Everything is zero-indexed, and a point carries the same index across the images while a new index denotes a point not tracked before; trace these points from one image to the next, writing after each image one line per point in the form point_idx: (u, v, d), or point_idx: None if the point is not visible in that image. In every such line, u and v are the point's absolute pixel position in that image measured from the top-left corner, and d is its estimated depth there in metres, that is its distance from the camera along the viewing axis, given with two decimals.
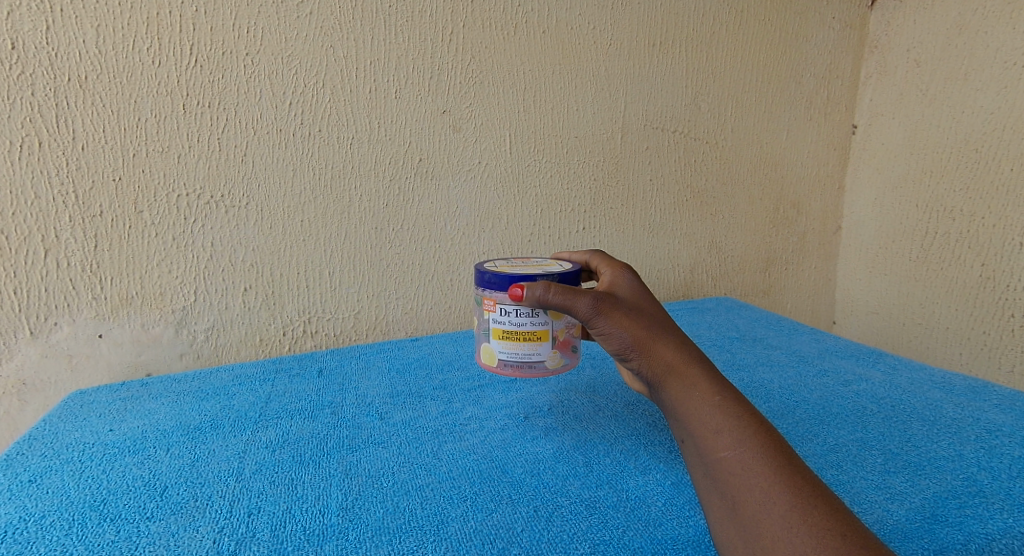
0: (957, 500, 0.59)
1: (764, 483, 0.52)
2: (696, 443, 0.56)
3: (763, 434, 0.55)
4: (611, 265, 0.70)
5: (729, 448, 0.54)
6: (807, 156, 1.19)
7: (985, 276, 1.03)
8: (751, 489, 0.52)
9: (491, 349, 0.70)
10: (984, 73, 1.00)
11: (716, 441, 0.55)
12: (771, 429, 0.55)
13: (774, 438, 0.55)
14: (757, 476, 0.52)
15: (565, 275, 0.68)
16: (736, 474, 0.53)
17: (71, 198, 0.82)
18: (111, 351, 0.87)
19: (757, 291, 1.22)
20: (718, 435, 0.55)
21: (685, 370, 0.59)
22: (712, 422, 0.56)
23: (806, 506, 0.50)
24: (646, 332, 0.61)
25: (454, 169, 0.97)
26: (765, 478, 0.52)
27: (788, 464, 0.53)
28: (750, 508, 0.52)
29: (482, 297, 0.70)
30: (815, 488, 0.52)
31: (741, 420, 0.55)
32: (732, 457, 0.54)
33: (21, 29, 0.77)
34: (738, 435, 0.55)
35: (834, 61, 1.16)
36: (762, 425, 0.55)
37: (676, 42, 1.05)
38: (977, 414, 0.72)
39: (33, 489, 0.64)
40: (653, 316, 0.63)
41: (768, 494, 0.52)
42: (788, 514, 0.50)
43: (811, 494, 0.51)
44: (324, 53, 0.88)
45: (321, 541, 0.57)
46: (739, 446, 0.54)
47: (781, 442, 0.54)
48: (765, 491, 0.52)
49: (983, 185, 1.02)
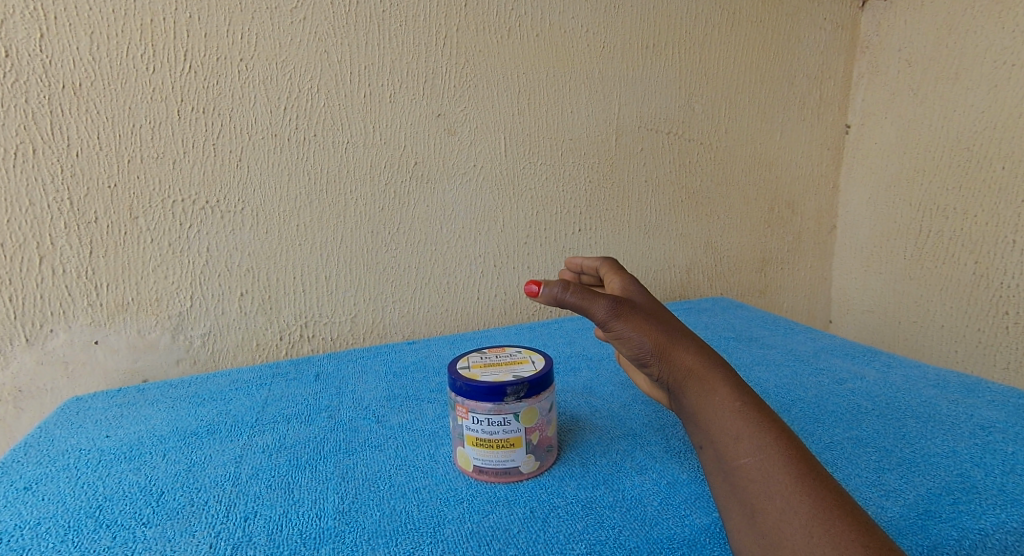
0: (951, 496, 0.59)
1: (784, 492, 0.52)
2: (716, 450, 0.56)
3: (783, 441, 0.55)
4: (620, 275, 0.70)
5: (750, 456, 0.54)
6: (801, 156, 1.19)
7: (979, 274, 1.04)
8: (772, 498, 0.52)
9: (464, 455, 0.64)
10: (975, 72, 1.00)
11: (737, 447, 0.55)
12: (792, 436, 0.55)
13: (796, 445, 0.55)
14: (778, 484, 0.52)
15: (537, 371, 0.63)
16: (757, 482, 0.53)
17: (66, 205, 0.82)
18: (107, 358, 0.87)
19: (754, 291, 1.22)
20: (739, 441, 0.55)
21: (705, 374, 0.59)
22: (732, 427, 0.56)
23: (828, 517, 0.50)
24: (665, 336, 0.61)
25: (450, 172, 0.97)
26: (786, 487, 0.52)
27: (810, 473, 0.53)
28: (770, 516, 0.52)
29: (453, 402, 0.64)
30: (835, 496, 0.51)
31: (762, 426, 0.55)
32: (752, 464, 0.54)
33: (15, 37, 0.77)
34: (760, 443, 0.54)
35: (826, 61, 1.17)
36: (783, 432, 0.55)
37: (670, 44, 1.06)
38: (971, 410, 0.72)
39: (29, 496, 0.64)
40: (666, 319, 0.63)
41: (788, 503, 0.51)
42: (808, 523, 0.50)
43: (831, 502, 0.51)
44: (318, 57, 0.88)
45: (317, 544, 0.57)
46: (759, 453, 0.54)
47: (802, 450, 0.54)
48: (785, 500, 0.52)
49: (975, 183, 1.02)
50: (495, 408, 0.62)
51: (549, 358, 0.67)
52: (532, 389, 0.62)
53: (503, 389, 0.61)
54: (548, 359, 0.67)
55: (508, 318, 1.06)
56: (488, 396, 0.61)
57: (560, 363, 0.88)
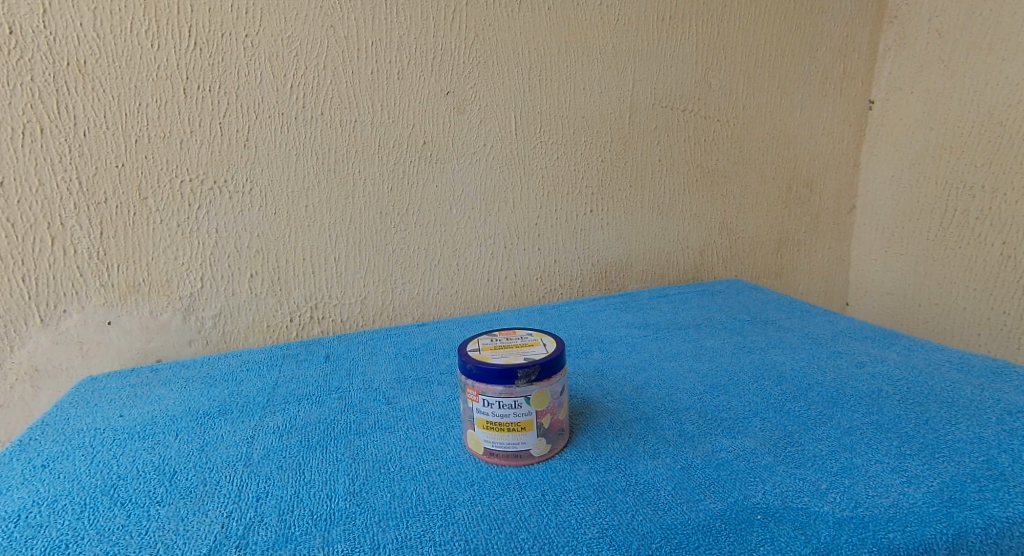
0: (977, 483, 0.57)
1: None
2: None
3: None
4: None
5: None
6: (822, 133, 1.16)
7: (1007, 255, 1.01)
8: None
9: (475, 438, 0.64)
10: (1010, 43, 0.97)
11: None
12: None
13: None
14: None
15: (549, 356, 0.62)
16: None
17: (75, 185, 0.81)
18: (120, 338, 0.88)
19: (771, 273, 1.19)
20: None
21: None
22: None
23: None
24: None
25: (460, 151, 0.96)
26: None
27: None
28: None
29: (464, 385, 0.63)
30: None
31: None
32: None
33: (18, 13, 0.76)
34: None
35: (850, 34, 1.13)
36: None
37: (687, 17, 1.02)
38: (997, 395, 0.70)
39: (45, 474, 0.64)
40: None
41: None
42: None
43: None
44: (324, 33, 0.87)
45: (329, 526, 0.56)
46: None
47: None
48: None
49: (1006, 160, 0.99)
50: (506, 391, 0.61)
51: (561, 340, 0.66)
52: (543, 372, 0.61)
53: (514, 372, 0.60)
54: (560, 340, 0.66)
55: (519, 300, 1.05)
56: (498, 379, 0.60)
57: (572, 346, 0.87)
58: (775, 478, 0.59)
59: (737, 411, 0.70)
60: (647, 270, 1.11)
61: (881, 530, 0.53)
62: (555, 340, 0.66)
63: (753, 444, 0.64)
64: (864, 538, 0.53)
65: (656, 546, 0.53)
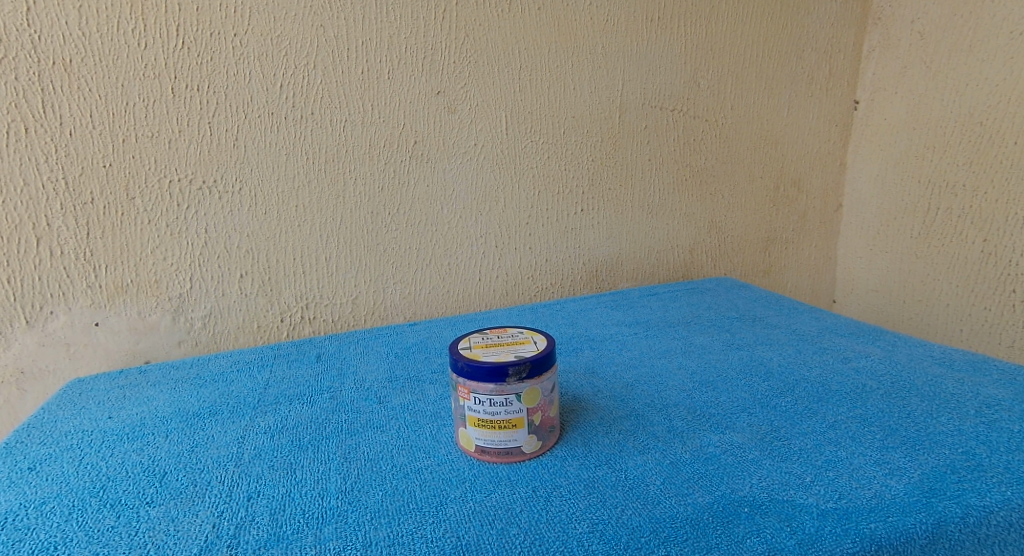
0: (957, 474, 0.58)
1: None
2: None
3: None
4: None
5: None
6: (808, 133, 1.17)
7: (987, 252, 1.03)
8: None
9: (467, 436, 0.64)
10: (990, 44, 0.98)
11: None
12: None
13: None
14: None
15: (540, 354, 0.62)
16: None
17: (62, 185, 0.81)
18: (108, 339, 0.87)
19: (758, 271, 1.21)
20: None
21: None
22: None
23: None
24: None
25: (450, 151, 0.96)
26: None
27: None
28: None
29: (456, 383, 0.63)
30: None
31: None
32: None
33: (3, 12, 0.75)
34: None
35: (835, 34, 1.14)
36: None
37: (675, 17, 1.03)
38: (977, 388, 0.71)
39: (33, 477, 0.64)
40: None
41: None
42: None
43: None
44: (314, 32, 0.87)
45: (320, 524, 0.56)
46: None
47: None
48: None
49: (987, 159, 1.01)
50: (496, 389, 0.61)
51: (552, 337, 0.66)
52: (534, 370, 0.61)
53: (505, 370, 0.61)
54: (551, 338, 0.66)
55: (510, 299, 1.05)
56: (490, 377, 0.61)
57: (562, 344, 0.88)
58: (762, 472, 0.60)
59: (726, 406, 0.71)
60: (636, 269, 1.12)
61: (864, 521, 0.54)
62: (545, 338, 0.67)
63: (741, 438, 0.65)
64: (848, 529, 0.54)
65: (645, 540, 0.54)
